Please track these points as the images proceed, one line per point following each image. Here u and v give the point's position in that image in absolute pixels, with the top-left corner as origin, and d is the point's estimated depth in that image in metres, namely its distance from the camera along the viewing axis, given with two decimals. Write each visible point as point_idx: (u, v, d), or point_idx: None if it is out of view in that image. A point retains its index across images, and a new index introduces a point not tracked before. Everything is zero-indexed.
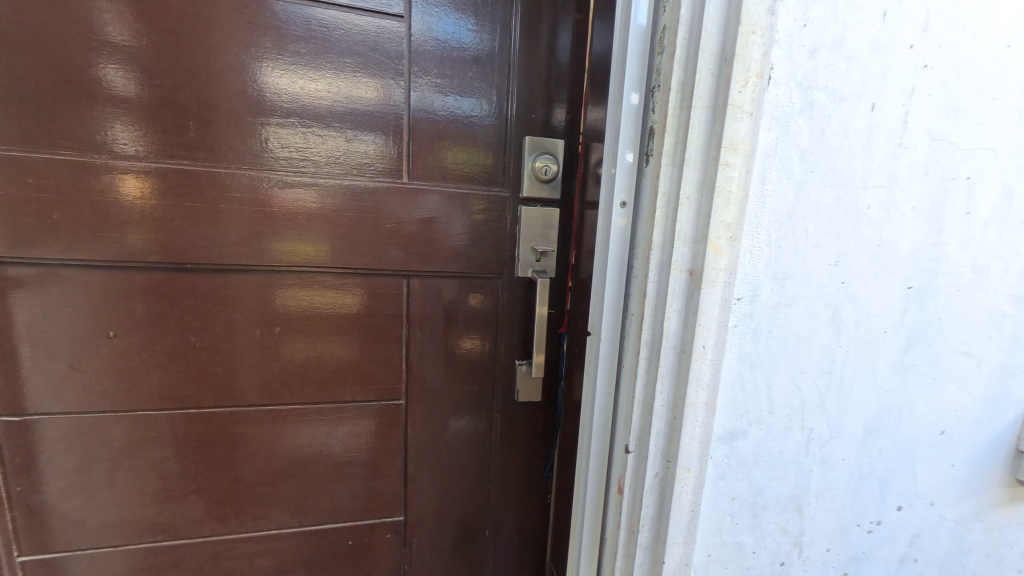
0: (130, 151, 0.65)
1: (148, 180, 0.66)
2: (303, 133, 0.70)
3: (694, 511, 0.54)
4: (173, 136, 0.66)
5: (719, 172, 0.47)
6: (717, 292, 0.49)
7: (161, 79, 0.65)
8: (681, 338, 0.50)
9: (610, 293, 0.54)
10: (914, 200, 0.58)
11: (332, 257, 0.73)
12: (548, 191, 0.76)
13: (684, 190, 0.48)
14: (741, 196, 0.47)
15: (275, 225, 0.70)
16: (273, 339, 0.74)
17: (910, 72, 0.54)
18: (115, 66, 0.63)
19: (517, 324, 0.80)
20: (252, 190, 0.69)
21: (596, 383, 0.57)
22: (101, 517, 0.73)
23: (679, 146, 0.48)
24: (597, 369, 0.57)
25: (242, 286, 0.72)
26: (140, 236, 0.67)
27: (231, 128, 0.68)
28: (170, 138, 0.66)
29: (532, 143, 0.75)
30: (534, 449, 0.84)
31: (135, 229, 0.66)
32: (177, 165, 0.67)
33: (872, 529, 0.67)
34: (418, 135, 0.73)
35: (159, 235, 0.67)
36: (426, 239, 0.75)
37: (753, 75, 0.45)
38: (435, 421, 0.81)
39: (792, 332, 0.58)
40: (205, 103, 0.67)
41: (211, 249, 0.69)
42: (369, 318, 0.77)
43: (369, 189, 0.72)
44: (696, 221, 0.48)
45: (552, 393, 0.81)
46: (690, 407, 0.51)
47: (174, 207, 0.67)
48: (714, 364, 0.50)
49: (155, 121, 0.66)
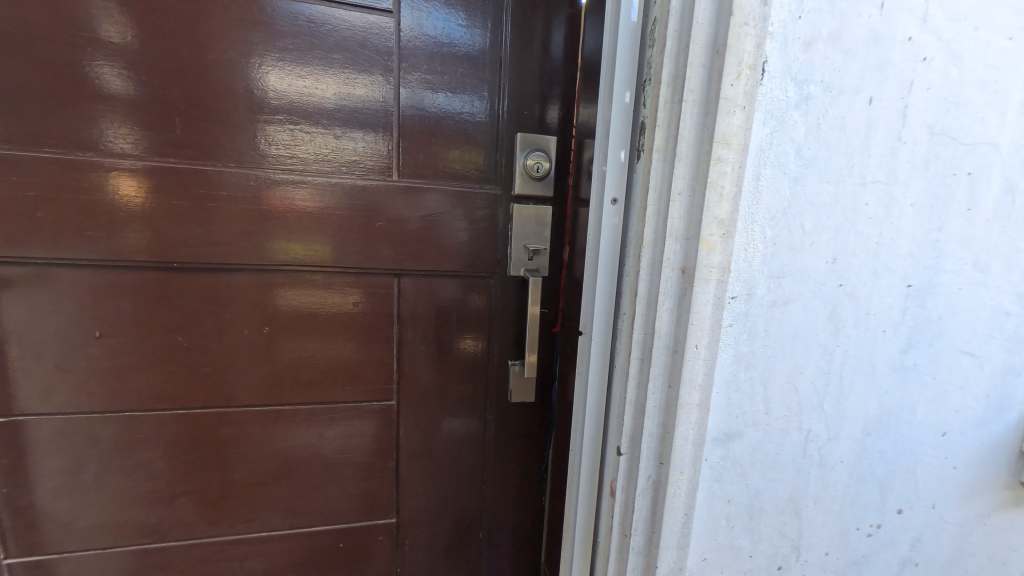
0: (118, 148, 0.65)
1: (137, 177, 0.65)
2: (292, 130, 0.69)
3: (688, 514, 0.53)
4: (161, 133, 0.66)
5: (712, 167, 0.45)
6: (711, 290, 0.48)
7: (149, 76, 0.64)
8: (673, 337, 0.49)
9: (602, 292, 0.53)
10: (914, 196, 0.56)
11: (323, 256, 0.72)
12: (542, 189, 0.75)
13: (675, 185, 0.46)
14: (734, 192, 0.46)
15: (266, 224, 0.70)
16: (264, 339, 0.73)
17: (909, 64, 0.53)
18: (103, 64, 0.63)
19: (511, 324, 0.79)
20: (242, 188, 0.68)
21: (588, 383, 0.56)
22: (90, 518, 0.72)
23: (671, 141, 0.47)
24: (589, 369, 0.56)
25: (233, 286, 0.71)
26: (129, 235, 0.66)
27: (219, 124, 0.67)
28: (158, 136, 0.66)
29: (525, 140, 0.74)
30: (528, 450, 0.83)
31: (122, 227, 0.66)
32: (165, 163, 0.66)
33: (871, 532, 0.66)
34: (409, 133, 0.72)
35: (148, 233, 0.67)
36: (418, 238, 0.74)
37: (746, 67, 0.44)
38: (428, 421, 0.80)
39: (790, 332, 0.56)
40: (194, 100, 0.66)
41: (199, 247, 0.68)
42: (360, 318, 0.76)
43: (360, 187, 0.71)
44: (688, 218, 0.47)
45: (546, 393, 0.80)
46: (684, 408, 0.50)
47: (162, 205, 0.66)
48: (708, 364, 0.49)
49: (144, 118, 0.65)
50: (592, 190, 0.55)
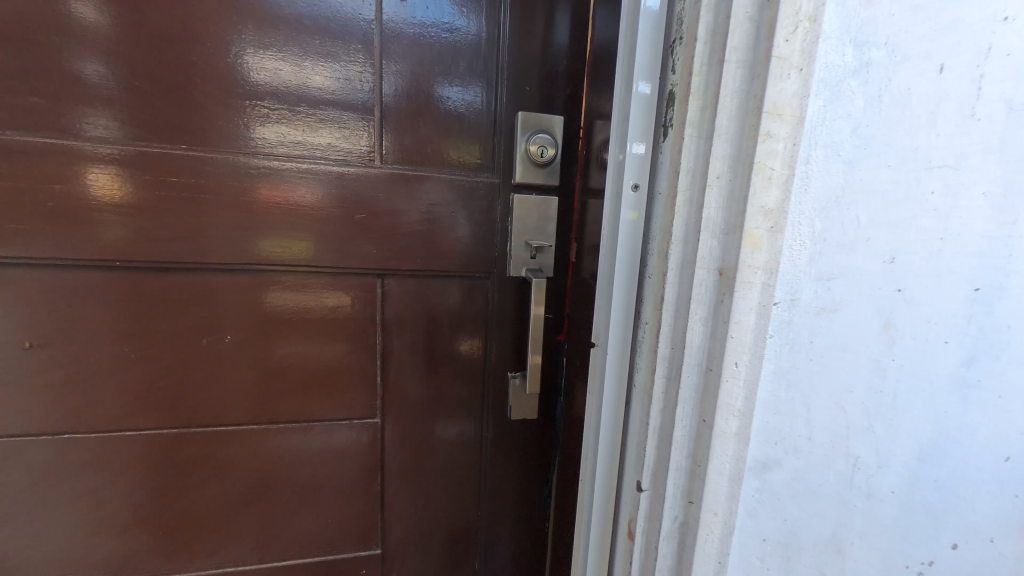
0: (84, 125, 0.56)
1: (107, 159, 0.57)
2: (257, 108, 0.59)
3: (722, 561, 0.44)
4: (133, 116, 0.57)
5: (759, 144, 0.36)
6: (754, 297, 0.39)
7: (124, 51, 0.55)
8: (707, 353, 0.40)
9: (620, 296, 0.45)
10: (986, 184, 0.47)
11: (294, 254, 0.64)
12: (545, 176, 0.66)
13: (713, 167, 0.38)
14: (786, 176, 0.37)
15: (231, 216, 0.61)
16: (247, 353, 0.65)
17: (987, 25, 0.44)
18: (74, 35, 0.54)
19: (508, 330, 0.71)
20: (224, 186, 0.60)
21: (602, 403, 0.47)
22: (29, 553, 0.63)
23: (707, 114, 0.38)
24: (603, 386, 0.47)
25: (217, 295, 0.63)
26: (99, 226, 0.58)
27: (196, 99, 0.58)
28: (129, 120, 0.57)
29: (526, 120, 0.64)
30: (529, 470, 0.74)
31: (94, 218, 0.57)
32: (133, 150, 0.57)
33: (921, 570, 0.58)
34: (393, 113, 0.63)
35: (124, 223, 0.58)
36: (390, 231, 0.65)
37: (806, 18, 0.34)
38: (417, 439, 0.72)
39: (836, 344, 0.48)
40: (175, 81, 0.57)
41: (180, 239, 0.60)
42: (340, 323, 0.67)
43: (336, 175, 0.62)
44: (729, 207, 0.38)
45: (550, 409, 0.71)
46: (719, 439, 0.41)
47: (131, 199, 0.58)
48: (749, 386, 0.40)
49: (115, 91, 0.56)
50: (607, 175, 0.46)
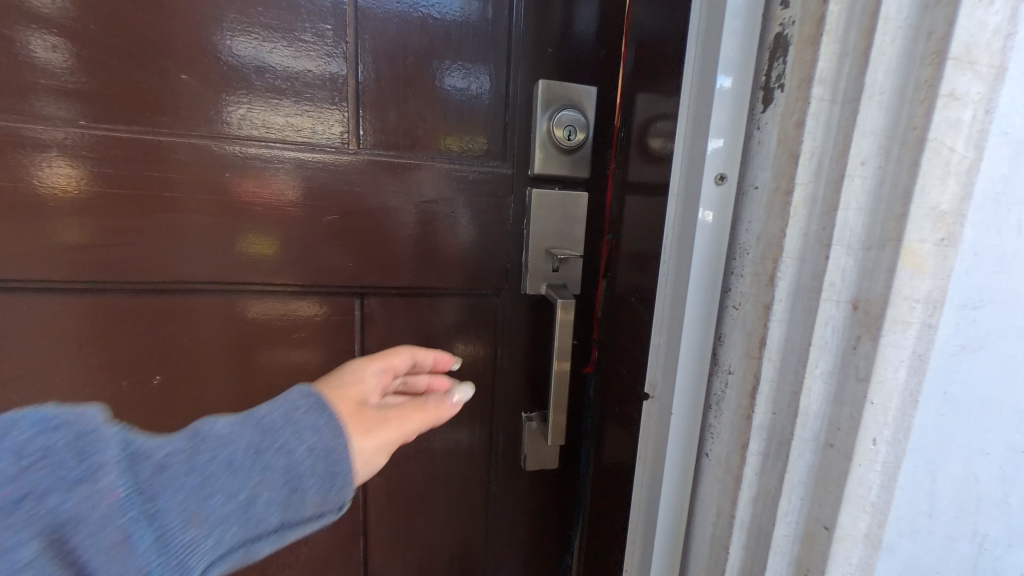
0: (40, 75, 0.38)
1: (79, 128, 0.39)
2: (164, 65, 0.40)
3: None
4: (94, 74, 0.39)
5: (942, 106, 0.22)
6: (909, 346, 0.25)
7: None
8: (828, 424, 0.28)
9: (689, 333, 0.32)
10: None
11: (216, 264, 0.43)
12: (574, 164, 0.47)
13: (859, 146, 0.24)
14: (975, 160, 0.23)
15: (161, 217, 0.41)
16: (203, 405, 0.46)
17: None
18: None
19: (527, 359, 0.54)
20: (202, 206, 0.42)
21: (660, 473, 0.35)
22: None
23: (852, 62, 0.24)
24: (661, 451, 0.35)
25: (205, 357, 0.45)
26: (57, 225, 0.40)
27: (185, 45, 0.40)
28: (103, 68, 0.39)
29: (551, 88, 0.46)
30: (546, 529, 0.60)
31: (52, 213, 0.39)
32: (114, 113, 0.39)
33: None
34: (371, 73, 0.43)
35: (92, 220, 0.40)
36: (368, 236, 0.46)
37: None
38: (405, 502, 0.55)
39: (983, 399, 0.35)
40: (155, 25, 0.39)
41: (166, 245, 0.42)
42: (305, 357, 0.48)
43: (291, 163, 0.43)
44: (881, 210, 0.24)
45: (573, 454, 0.57)
46: (842, 545, 0.28)
47: (87, 226, 0.40)
48: (890, 468, 0.28)
49: (90, 27, 0.38)
50: (670, 162, 0.33)
